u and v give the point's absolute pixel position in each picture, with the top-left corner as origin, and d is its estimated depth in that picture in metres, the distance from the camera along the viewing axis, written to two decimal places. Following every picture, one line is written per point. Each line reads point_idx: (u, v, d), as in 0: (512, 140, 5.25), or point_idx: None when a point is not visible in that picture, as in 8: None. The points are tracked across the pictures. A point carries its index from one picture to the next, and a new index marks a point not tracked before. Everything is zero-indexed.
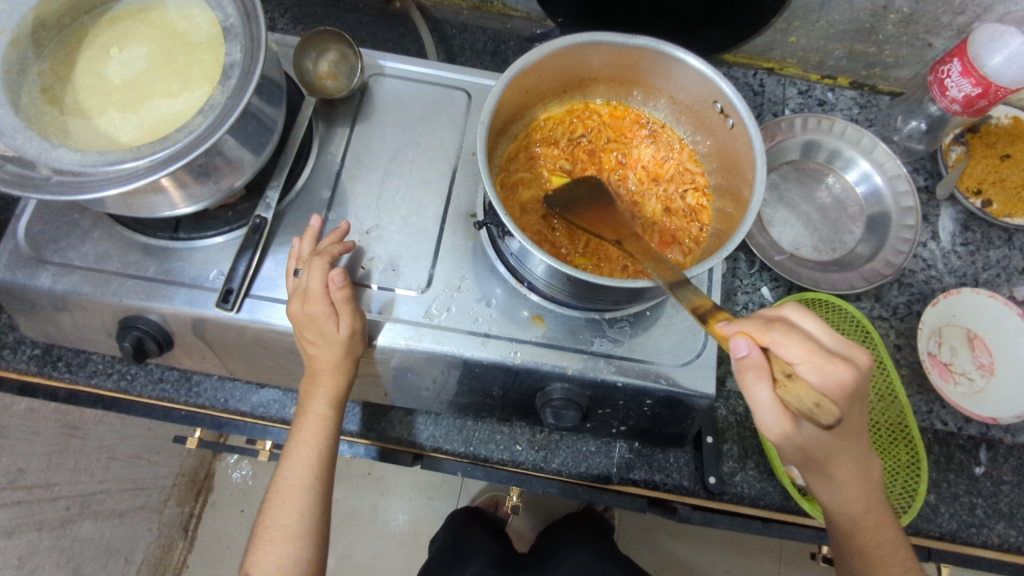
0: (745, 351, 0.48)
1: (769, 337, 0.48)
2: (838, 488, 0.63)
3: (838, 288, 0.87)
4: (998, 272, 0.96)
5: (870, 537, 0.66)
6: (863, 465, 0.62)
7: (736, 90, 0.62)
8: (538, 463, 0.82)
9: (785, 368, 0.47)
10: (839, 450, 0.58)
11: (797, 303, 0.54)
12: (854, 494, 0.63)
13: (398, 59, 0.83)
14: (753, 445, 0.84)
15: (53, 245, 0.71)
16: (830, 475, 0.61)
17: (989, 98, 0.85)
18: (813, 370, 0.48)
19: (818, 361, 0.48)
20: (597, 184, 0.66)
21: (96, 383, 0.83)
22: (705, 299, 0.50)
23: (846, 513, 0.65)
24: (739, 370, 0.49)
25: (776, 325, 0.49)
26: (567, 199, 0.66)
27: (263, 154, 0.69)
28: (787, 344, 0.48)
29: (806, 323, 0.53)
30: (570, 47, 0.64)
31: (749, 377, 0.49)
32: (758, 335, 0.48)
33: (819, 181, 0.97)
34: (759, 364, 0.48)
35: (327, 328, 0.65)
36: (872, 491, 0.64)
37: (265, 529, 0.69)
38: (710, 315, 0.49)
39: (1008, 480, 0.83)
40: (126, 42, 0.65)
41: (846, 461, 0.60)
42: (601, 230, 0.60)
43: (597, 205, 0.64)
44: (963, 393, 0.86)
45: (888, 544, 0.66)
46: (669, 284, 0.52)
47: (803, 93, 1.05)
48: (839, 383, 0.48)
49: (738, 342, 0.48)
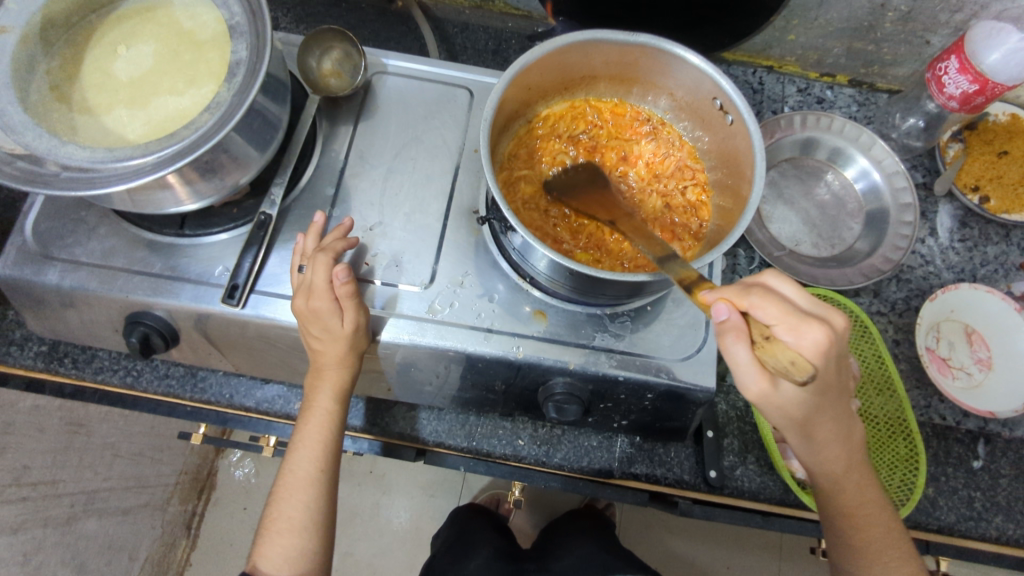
0: (726, 316, 0.49)
1: (747, 301, 0.49)
2: (818, 448, 0.64)
3: (838, 284, 0.88)
4: (996, 267, 0.96)
5: (852, 499, 0.67)
6: (844, 426, 0.63)
7: (736, 87, 0.62)
8: (540, 457, 0.83)
9: (763, 331, 0.48)
10: (820, 408, 0.59)
11: (776, 269, 0.55)
12: (834, 456, 0.65)
13: (401, 57, 0.84)
14: (753, 440, 0.84)
15: (60, 242, 0.72)
16: (811, 435, 0.62)
17: (986, 95, 0.85)
18: (788, 331, 0.49)
19: (794, 322, 0.49)
20: (596, 169, 0.72)
21: (102, 379, 0.84)
22: (691, 272, 0.52)
23: (827, 474, 0.66)
24: (720, 333, 0.51)
25: (754, 290, 0.51)
26: (568, 183, 0.72)
27: (269, 151, 0.70)
28: (763, 306, 0.49)
29: (786, 288, 0.54)
30: (571, 44, 0.64)
31: (728, 339, 0.50)
32: (737, 299, 0.50)
33: (818, 178, 0.98)
34: (738, 327, 0.49)
35: (331, 323, 0.66)
36: (852, 452, 0.66)
37: (273, 521, 0.70)
38: (694, 286, 0.51)
39: (1006, 473, 0.84)
40: (134, 40, 0.65)
41: (826, 421, 0.61)
42: (598, 214, 0.65)
43: (594, 188, 0.69)
44: (961, 387, 0.86)
45: (871, 504, 0.68)
46: (658, 258, 0.54)
47: (802, 90, 1.06)
48: (816, 345, 0.48)
49: (720, 307, 0.49)
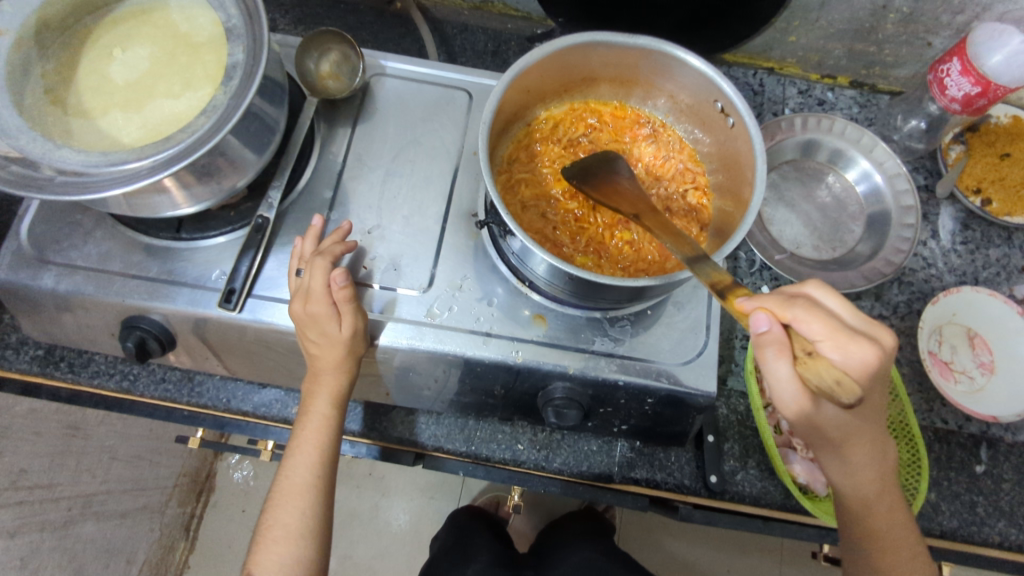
0: (766, 327, 0.48)
1: (791, 314, 0.48)
2: (852, 470, 0.64)
3: (839, 287, 0.87)
4: (999, 270, 0.96)
5: (879, 521, 0.67)
6: (879, 448, 0.64)
7: (736, 90, 0.62)
8: (539, 462, 0.82)
9: (806, 347, 0.47)
10: (857, 430, 0.60)
11: (820, 281, 0.54)
12: (868, 477, 0.65)
13: (399, 59, 0.84)
14: (754, 445, 0.84)
15: (55, 246, 0.72)
16: (846, 456, 0.63)
17: (988, 97, 0.85)
18: (834, 348, 0.48)
19: (841, 340, 0.48)
20: (613, 158, 0.67)
21: (98, 383, 0.83)
22: (723, 275, 0.51)
23: (858, 495, 0.66)
24: (759, 345, 0.50)
25: (800, 302, 0.49)
26: (582, 169, 0.66)
27: (266, 154, 0.69)
28: (808, 321, 0.48)
29: (831, 302, 0.53)
30: (571, 47, 0.64)
31: (768, 352, 0.49)
32: (779, 311, 0.48)
33: (818, 180, 0.97)
34: (780, 341, 0.48)
35: (328, 328, 0.66)
36: (885, 475, 0.65)
37: (269, 529, 0.69)
38: (728, 291, 0.49)
39: (1009, 478, 0.83)
40: (129, 43, 0.65)
41: (862, 443, 0.62)
42: (618, 205, 0.60)
43: (608, 180, 0.64)
44: (963, 391, 0.86)
45: (898, 527, 0.67)
46: (688, 258, 0.53)
47: (803, 92, 1.05)
48: (860, 363, 0.48)
49: (759, 318, 0.48)
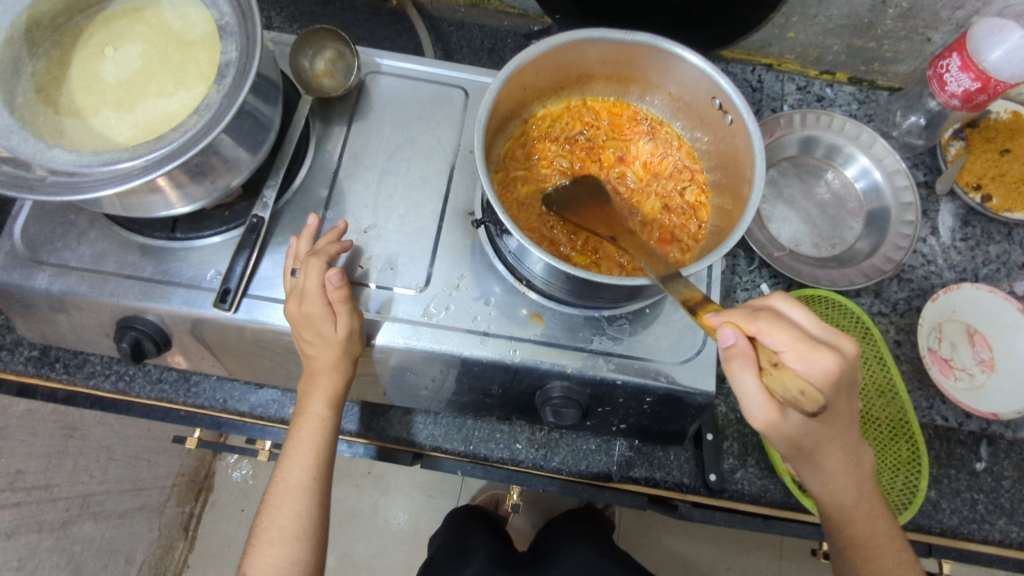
0: (733, 341, 0.47)
1: (755, 326, 0.48)
2: (827, 477, 0.63)
3: (838, 284, 0.87)
4: (999, 267, 0.95)
5: (862, 529, 0.66)
6: (852, 454, 0.62)
7: (735, 86, 0.61)
8: (538, 461, 0.82)
9: (771, 357, 0.47)
10: (828, 438, 0.59)
11: (784, 293, 0.54)
12: (844, 484, 0.64)
13: (395, 56, 0.83)
14: (753, 443, 0.83)
15: (49, 246, 0.71)
16: (820, 465, 0.62)
17: (988, 92, 0.84)
18: (798, 358, 0.48)
19: (803, 349, 0.48)
20: (597, 184, 0.70)
21: (94, 384, 0.83)
22: (695, 292, 0.51)
23: (837, 504, 0.66)
24: (726, 358, 0.49)
25: (762, 314, 0.49)
26: (568, 198, 0.69)
27: (260, 153, 0.69)
28: (772, 332, 0.48)
29: (795, 313, 0.53)
30: (567, 44, 0.63)
31: (735, 365, 0.49)
32: (744, 324, 0.48)
33: (818, 177, 0.96)
34: (745, 353, 0.48)
35: (324, 328, 0.65)
36: (862, 482, 0.65)
37: (264, 531, 0.69)
38: (700, 307, 0.49)
39: (1009, 475, 0.83)
40: (121, 41, 0.64)
41: (834, 450, 0.60)
42: (597, 227, 0.63)
43: (594, 204, 0.67)
44: (963, 388, 0.85)
45: (880, 535, 0.67)
46: (662, 277, 0.52)
47: (801, 88, 1.04)
48: (824, 372, 0.48)
49: (726, 331, 0.47)
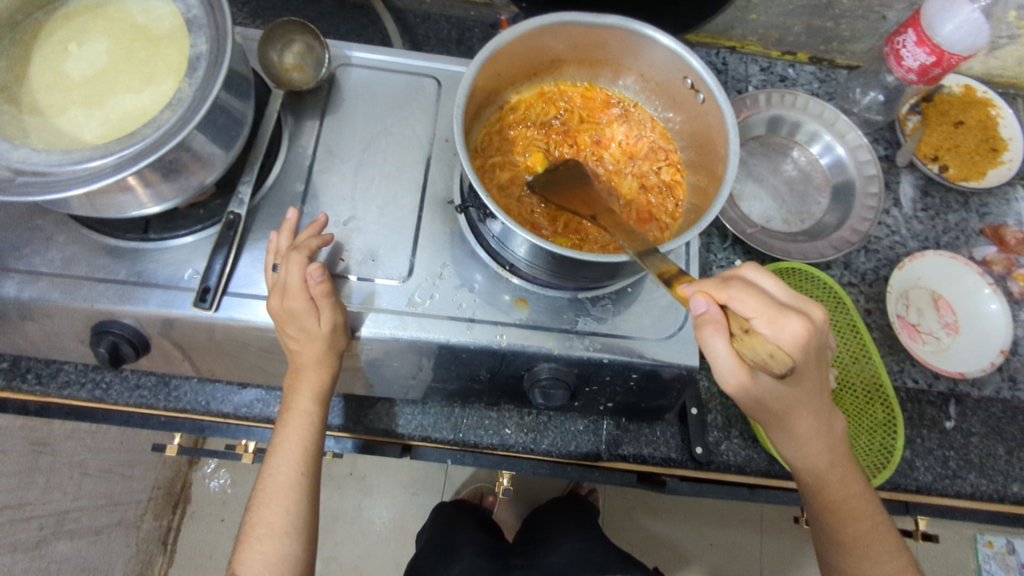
0: (705, 308, 0.49)
1: (727, 295, 0.50)
2: (801, 444, 0.66)
3: (809, 257, 0.89)
4: (958, 235, 0.99)
5: (836, 493, 0.69)
6: (823, 421, 0.65)
7: (706, 65, 0.63)
8: (528, 445, 0.83)
9: (742, 324, 0.49)
10: (800, 405, 0.61)
11: (755, 263, 0.56)
12: (817, 450, 0.67)
13: (365, 48, 0.82)
14: (735, 415, 0.85)
15: (16, 252, 0.69)
16: (792, 430, 0.64)
17: (942, 66, 0.88)
18: (768, 324, 0.50)
19: (772, 315, 0.50)
20: (580, 166, 0.69)
21: (69, 394, 0.80)
22: (671, 266, 0.52)
23: (811, 470, 0.68)
24: (698, 326, 0.51)
25: (733, 283, 0.52)
26: (551, 180, 0.70)
27: (233, 149, 0.68)
28: (743, 299, 0.50)
29: (765, 282, 0.55)
30: (539, 29, 0.64)
31: (707, 332, 0.51)
32: (717, 293, 0.51)
33: (784, 155, 0.99)
34: (716, 319, 0.50)
35: (308, 323, 0.65)
36: (835, 447, 0.68)
37: (253, 527, 0.68)
38: (675, 279, 0.51)
39: (977, 431, 0.87)
40: (86, 37, 0.62)
41: (806, 414, 0.63)
42: (578, 207, 0.63)
43: (576, 183, 0.67)
44: (931, 351, 0.89)
45: (854, 499, 0.69)
46: (639, 253, 0.54)
47: (765, 70, 1.07)
48: (796, 338, 0.49)
49: (698, 300, 0.49)
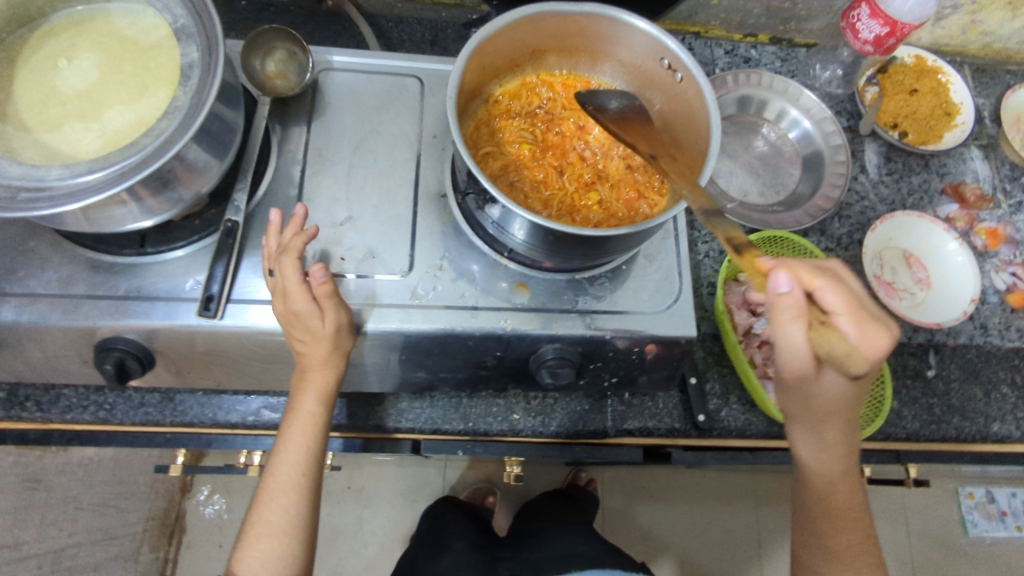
0: (787, 288, 0.54)
1: (818, 283, 0.58)
2: (822, 448, 0.70)
3: (787, 225, 0.93)
4: (922, 195, 1.05)
5: (840, 502, 0.72)
6: (848, 434, 0.70)
7: (682, 45, 0.66)
8: (537, 428, 0.84)
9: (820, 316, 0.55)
10: (834, 413, 0.66)
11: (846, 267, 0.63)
12: (835, 457, 0.71)
13: (345, 52, 0.83)
14: (732, 381, 0.89)
15: (10, 276, 0.68)
16: (821, 433, 0.69)
17: (896, 36, 0.92)
18: (849, 323, 0.58)
19: (857, 317, 0.57)
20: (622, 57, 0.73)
21: (72, 418, 0.79)
22: (738, 233, 0.55)
23: (823, 475, 0.72)
24: (777, 308, 0.55)
25: (826, 276, 0.59)
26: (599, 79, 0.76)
27: (227, 156, 0.68)
28: (832, 294, 0.58)
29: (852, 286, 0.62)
30: (522, 19, 0.66)
31: (787, 316, 0.55)
32: (810, 278, 0.58)
33: (755, 132, 1.03)
34: (798, 304, 0.55)
35: (311, 323, 0.66)
36: (850, 460, 0.72)
37: (253, 525, 0.69)
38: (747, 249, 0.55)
39: (956, 377, 0.92)
40: (74, 53, 0.63)
41: (838, 424, 0.68)
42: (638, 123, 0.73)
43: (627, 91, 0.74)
44: (909, 306, 0.94)
45: (854, 511, 0.73)
46: (708, 212, 0.56)
47: (729, 52, 1.11)
48: (872, 344, 0.57)
49: (782, 278, 0.54)
